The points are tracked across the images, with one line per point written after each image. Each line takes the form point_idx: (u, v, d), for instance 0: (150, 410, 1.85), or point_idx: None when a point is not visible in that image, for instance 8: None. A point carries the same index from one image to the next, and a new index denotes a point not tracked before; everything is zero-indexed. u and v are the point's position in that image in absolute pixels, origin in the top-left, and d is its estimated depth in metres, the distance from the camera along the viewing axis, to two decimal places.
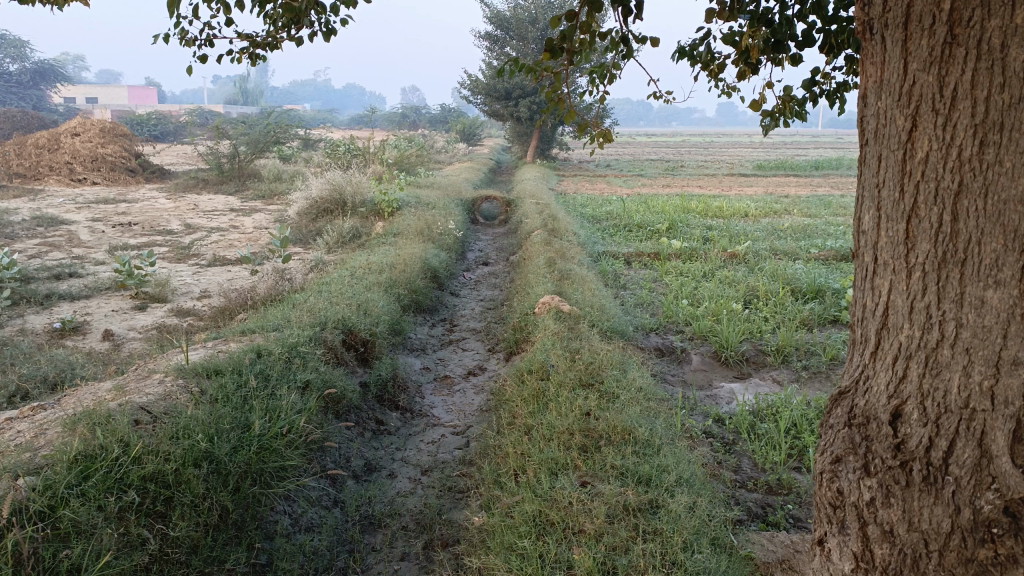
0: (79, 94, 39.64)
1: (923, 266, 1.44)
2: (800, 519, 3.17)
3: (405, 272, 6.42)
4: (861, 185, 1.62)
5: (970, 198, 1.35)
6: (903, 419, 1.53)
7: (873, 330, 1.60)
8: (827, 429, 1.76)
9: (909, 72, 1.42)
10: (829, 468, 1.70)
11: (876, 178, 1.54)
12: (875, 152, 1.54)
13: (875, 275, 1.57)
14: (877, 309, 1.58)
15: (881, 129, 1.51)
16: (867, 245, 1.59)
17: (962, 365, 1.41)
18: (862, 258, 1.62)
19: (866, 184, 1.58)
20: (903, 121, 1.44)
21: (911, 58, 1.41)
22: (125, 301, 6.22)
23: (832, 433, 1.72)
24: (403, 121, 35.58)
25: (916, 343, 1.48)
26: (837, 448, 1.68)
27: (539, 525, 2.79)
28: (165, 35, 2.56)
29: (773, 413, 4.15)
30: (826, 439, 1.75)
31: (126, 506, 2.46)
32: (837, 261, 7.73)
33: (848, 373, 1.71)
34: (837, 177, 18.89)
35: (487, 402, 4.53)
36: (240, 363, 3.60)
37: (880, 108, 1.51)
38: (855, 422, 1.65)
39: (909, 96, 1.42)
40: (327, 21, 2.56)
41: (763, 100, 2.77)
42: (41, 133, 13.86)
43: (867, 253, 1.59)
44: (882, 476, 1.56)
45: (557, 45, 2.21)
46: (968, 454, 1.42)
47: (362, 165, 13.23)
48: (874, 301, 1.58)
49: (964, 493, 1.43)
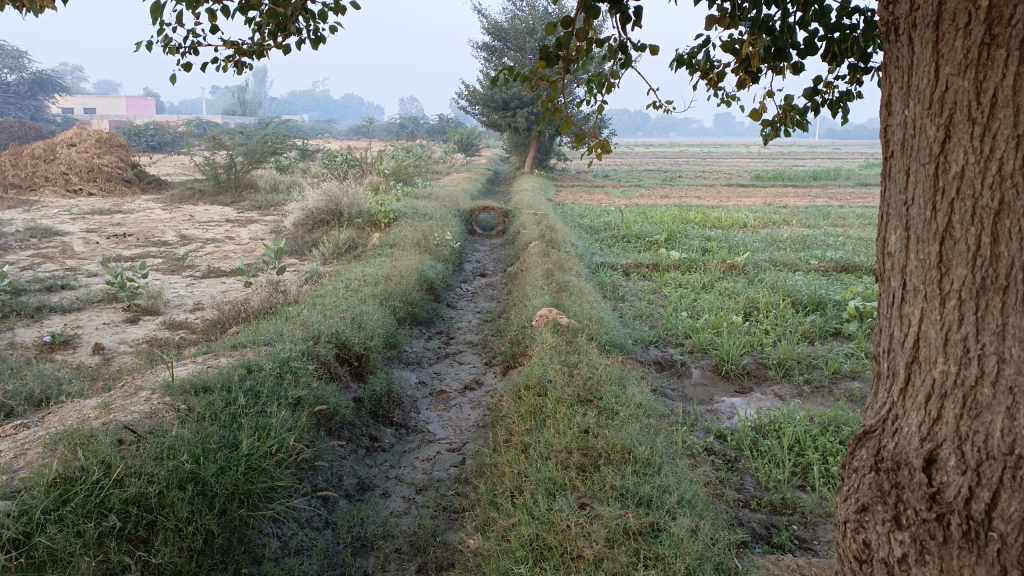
0: (77, 103, 39.55)
1: (959, 293, 1.35)
2: (806, 541, 3.08)
3: (401, 284, 6.33)
4: (886, 203, 1.54)
5: (1012, 219, 1.27)
6: (939, 466, 1.43)
7: (903, 363, 1.51)
8: (850, 472, 1.67)
9: (942, 77, 1.34)
10: (854, 518, 1.60)
11: (904, 196, 1.46)
12: (903, 167, 1.46)
13: (905, 302, 1.48)
14: (907, 340, 1.49)
15: (909, 141, 1.43)
16: (895, 270, 1.51)
17: (1005, 406, 1.31)
18: (890, 283, 1.53)
19: (894, 203, 1.50)
20: (935, 131, 1.36)
21: (943, 61, 1.34)
22: (117, 313, 6.12)
23: (857, 477, 1.63)
24: (401, 131, 35.56)
25: (952, 379, 1.39)
26: (863, 496, 1.59)
27: (537, 549, 2.70)
28: (148, 42, 2.48)
29: (776, 428, 4.06)
30: (851, 484, 1.65)
31: (107, 532, 2.37)
32: (838, 272, 7.65)
33: (873, 412, 1.63)
34: (834, 187, 18.88)
35: (484, 418, 4.44)
36: (230, 380, 3.51)
37: (908, 117, 1.43)
38: (883, 467, 1.56)
39: (941, 103, 1.34)
40: (316, 29, 2.49)
41: (763, 109, 2.69)
42: (37, 144, 13.79)
43: (896, 277, 1.51)
44: (915, 530, 1.46)
45: (553, 53, 2.13)
46: (1014, 508, 1.31)
47: (360, 175, 13.16)
48: (903, 331, 1.50)
49: (1011, 552, 1.32)
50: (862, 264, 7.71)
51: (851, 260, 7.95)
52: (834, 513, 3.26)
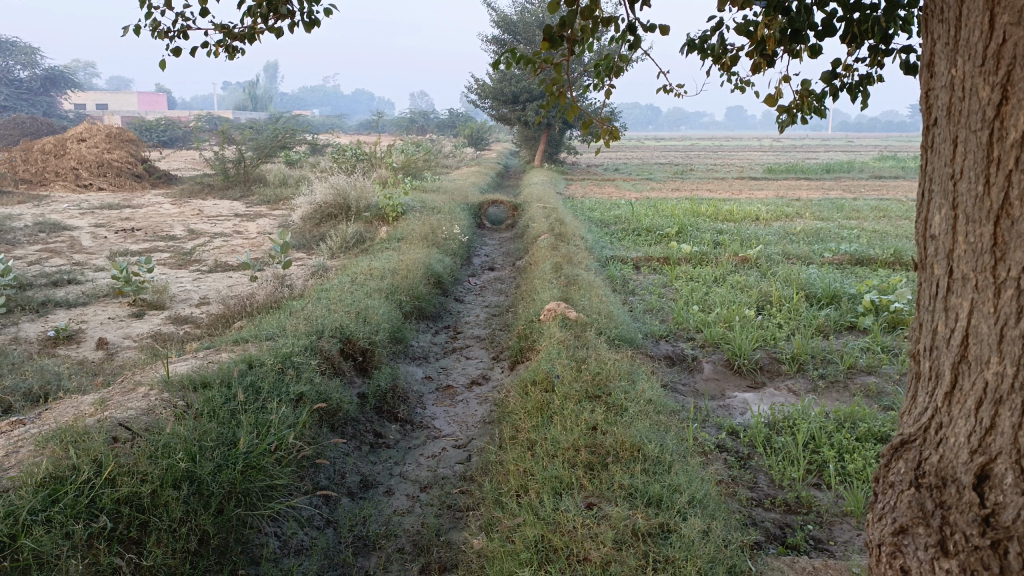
0: (89, 100, 39.56)
1: (1016, 280, 1.22)
2: (822, 541, 2.98)
3: (407, 278, 6.24)
4: (929, 178, 1.43)
5: None
6: (992, 484, 1.31)
7: (948, 364, 1.39)
8: (886, 487, 1.59)
9: (998, 28, 1.21)
10: (892, 540, 1.52)
11: (951, 169, 1.34)
12: (949, 135, 1.34)
13: (951, 293, 1.37)
14: (954, 335, 1.37)
15: (958, 105, 1.31)
16: (939, 255, 1.40)
17: None
18: (933, 271, 1.43)
19: (938, 178, 1.39)
20: (990, 92, 1.23)
21: (1000, 10, 1.21)
22: (122, 308, 6.06)
23: (894, 494, 1.55)
24: (411, 126, 35.45)
25: (1007, 382, 1.26)
26: (902, 517, 1.51)
27: (541, 551, 2.61)
28: (136, 26, 2.41)
29: (790, 425, 3.95)
30: (887, 501, 1.57)
31: (97, 533, 2.32)
32: (852, 265, 7.51)
33: (911, 420, 1.53)
34: (848, 180, 18.64)
35: (490, 414, 4.35)
36: (230, 375, 3.42)
37: (956, 78, 1.31)
38: (926, 484, 1.46)
39: (997, 59, 1.22)
40: (310, 12, 2.40)
41: (779, 95, 2.58)
42: (47, 140, 13.77)
43: (940, 264, 1.40)
44: (965, 558, 1.36)
45: (557, 34, 2.02)
46: None
47: (368, 169, 13.07)
48: (949, 326, 1.39)
49: None
50: (877, 258, 7.56)
51: (866, 253, 7.82)
52: (850, 512, 3.16)
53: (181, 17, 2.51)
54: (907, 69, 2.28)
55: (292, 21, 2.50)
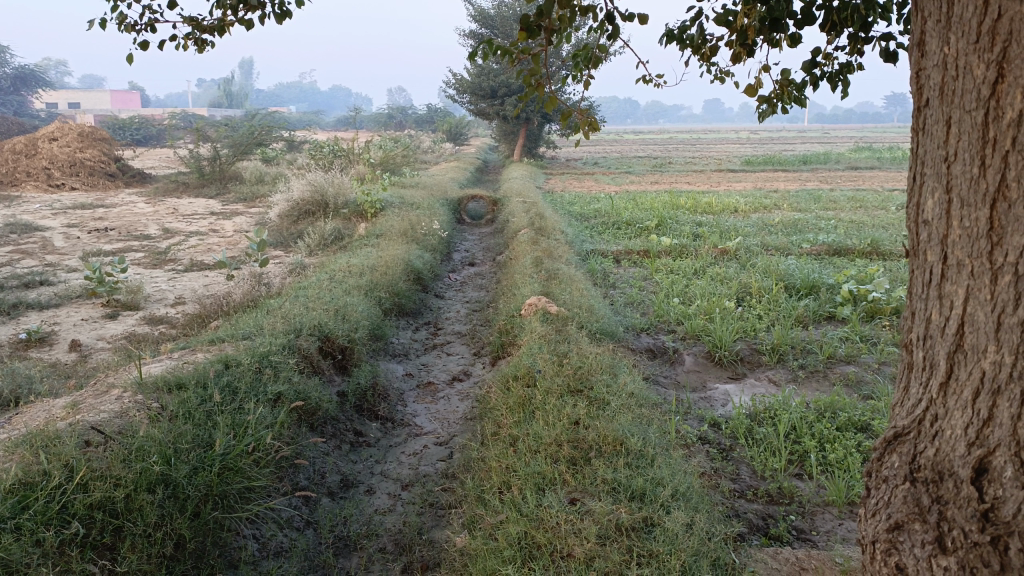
0: (60, 98, 38.94)
1: (1013, 265, 1.21)
2: (804, 532, 2.98)
3: (386, 275, 6.19)
4: (922, 161, 1.41)
5: None
6: (991, 477, 1.29)
7: (943, 354, 1.38)
8: (880, 482, 1.59)
9: (993, 4, 1.20)
10: (887, 536, 1.52)
11: (944, 151, 1.33)
12: (942, 117, 1.33)
13: (945, 280, 1.36)
14: (948, 323, 1.36)
15: (951, 85, 1.29)
16: (932, 241, 1.39)
17: None
18: (926, 258, 1.41)
19: (931, 160, 1.37)
20: (984, 70, 1.22)
21: None
22: (96, 309, 5.95)
23: (889, 489, 1.54)
24: (389, 122, 35.27)
25: (1004, 370, 1.25)
26: (897, 513, 1.50)
27: (525, 548, 2.58)
28: (102, 20, 2.35)
29: (772, 416, 3.95)
30: (882, 496, 1.56)
31: (68, 540, 2.26)
32: (830, 256, 7.56)
33: (904, 412, 1.52)
34: (824, 171, 18.77)
35: (472, 410, 4.31)
36: (206, 376, 3.36)
37: (948, 57, 1.30)
38: (921, 479, 1.45)
39: (992, 35, 1.20)
40: (281, 4, 2.35)
41: (759, 85, 2.57)
42: (18, 139, 13.52)
43: (934, 251, 1.38)
44: (963, 555, 1.35)
45: (535, 23, 1.99)
46: None
47: (346, 165, 12.96)
48: (944, 314, 1.37)
49: None
50: (855, 248, 7.61)
51: (843, 243, 7.87)
52: (832, 502, 3.16)
53: (149, 10, 2.46)
54: (887, 56, 2.27)
55: (263, 13, 2.45)
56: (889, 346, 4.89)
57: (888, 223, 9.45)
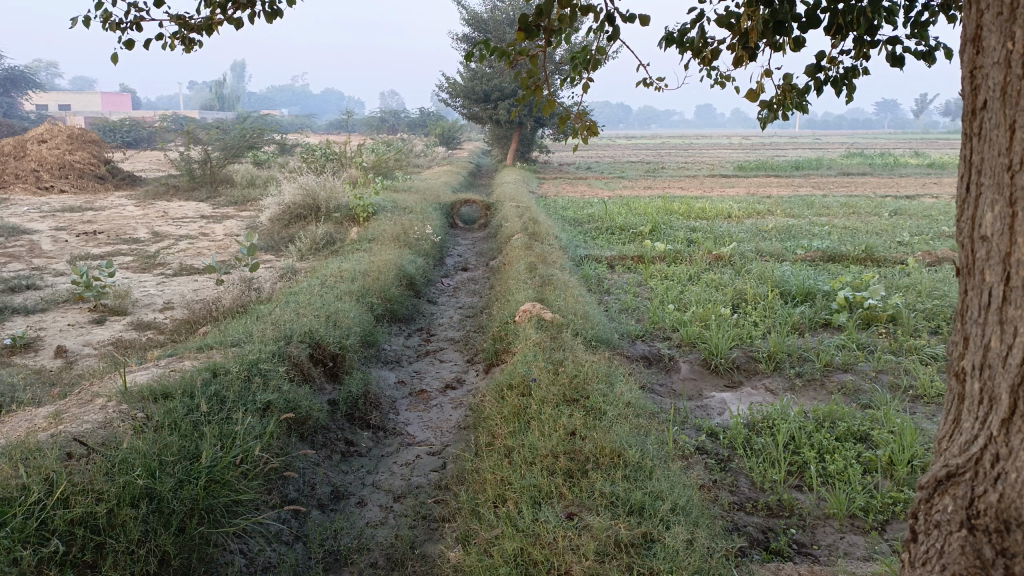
0: (50, 100, 38.68)
1: None
2: (805, 545, 2.91)
3: (378, 280, 6.10)
4: (978, 170, 1.32)
5: None
6: None
7: (1005, 388, 1.28)
8: (931, 527, 1.49)
9: None
10: None
11: (1006, 160, 1.24)
12: (1002, 121, 1.24)
13: (1007, 304, 1.26)
14: (1010, 353, 1.26)
15: (1016, 86, 1.21)
16: (990, 260, 1.29)
17: None
18: (983, 279, 1.32)
19: (989, 169, 1.28)
20: None
21: None
22: (82, 314, 5.84)
23: (942, 536, 1.45)
24: (382, 126, 35.16)
25: None
26: (954, 564, 1.41)
27: (521, 564, 2.50)
28: (85, 18, 2.27)
29: (770, 425, 3.89)
30: (934, 543, 1.47)
31: (47, 558, 2.19)
32: (825, 262, 7.52)
33: (956, 450, 1.43)
34: (817, 176, 18.78)
35: (466, 419, 4.24)
36: (192, 385, 3.27)
37: (1010, 55, 1.21)
38: (981, 527, 1.36)
39: None
40: (271, 2, 2.28)
41: (761, 90, 2.51)
42: (6, 141, 13.36)
43: (993, 270, 1.29)
44: None
45: (534, 23, 1.92)
46: None
47: (338, 169, 12.87)
48: (1005, 343, 1.27)
49: None
50: (850, 255, 7.58)
51: (838, 249, 7.83)
52: (833, 514, 3.10)
53: (134, 7, 2.38)
54: (893, 61, 2.22)
55: (253, 11, 2.39)
56: (886, 354, 4.85)
57: (882, 229, 9.43)
